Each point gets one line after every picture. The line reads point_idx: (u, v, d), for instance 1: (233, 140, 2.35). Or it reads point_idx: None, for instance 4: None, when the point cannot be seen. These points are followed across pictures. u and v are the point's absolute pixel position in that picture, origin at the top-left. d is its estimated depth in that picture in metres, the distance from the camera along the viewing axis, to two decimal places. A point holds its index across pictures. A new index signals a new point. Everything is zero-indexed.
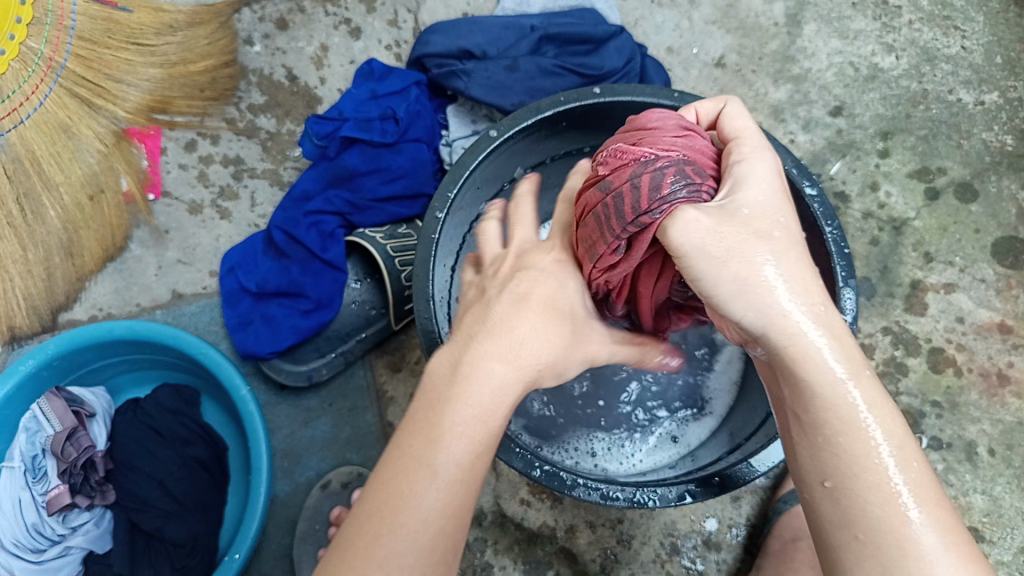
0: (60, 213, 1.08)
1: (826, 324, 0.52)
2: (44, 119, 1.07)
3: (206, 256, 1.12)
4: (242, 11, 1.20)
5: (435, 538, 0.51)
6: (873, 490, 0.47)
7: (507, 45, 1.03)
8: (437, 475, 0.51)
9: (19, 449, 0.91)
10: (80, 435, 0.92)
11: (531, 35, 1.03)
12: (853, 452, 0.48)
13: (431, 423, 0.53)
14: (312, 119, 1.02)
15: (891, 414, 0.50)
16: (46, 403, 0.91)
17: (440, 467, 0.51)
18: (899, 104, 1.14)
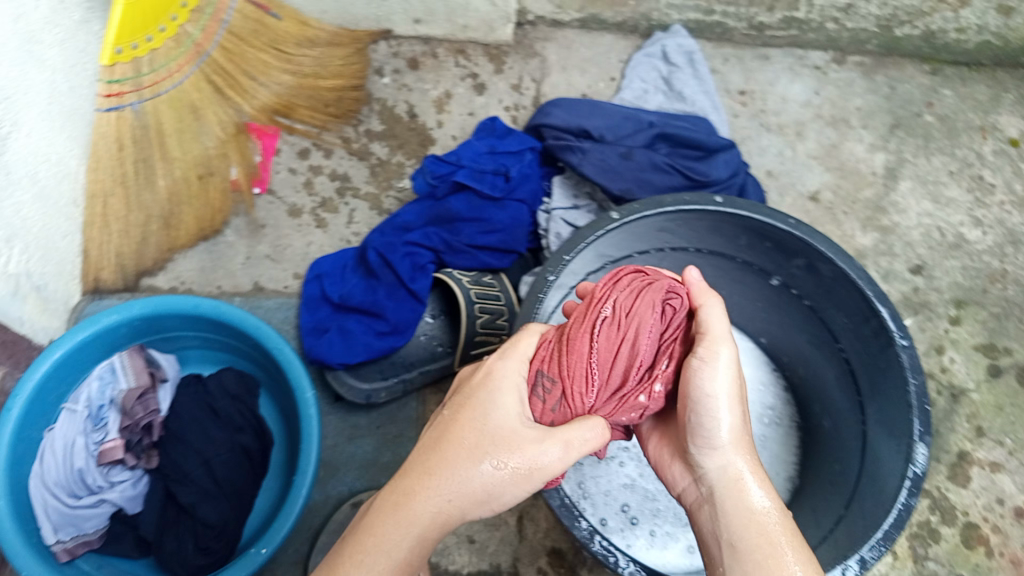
0: (168, 185, 1.13)
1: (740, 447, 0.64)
2: (177, 97, 1.12)
3: (294, 258, 1.15)
4: (380, 43, 1.28)
5: (366, 573, 0.58)
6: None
7: (625, 134, 1.08)
8: (397, 530, 0.59)
9: (89, 395, 0.96)
10: (147, 397, 0.97)
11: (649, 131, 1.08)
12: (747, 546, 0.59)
13: (409, 483, 0.61)
14: (430, 158, 1.07)
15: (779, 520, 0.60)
16: (126, 359, 0.98)
17: (407, 522, 0.59)
18: (977, 278, 1.18)
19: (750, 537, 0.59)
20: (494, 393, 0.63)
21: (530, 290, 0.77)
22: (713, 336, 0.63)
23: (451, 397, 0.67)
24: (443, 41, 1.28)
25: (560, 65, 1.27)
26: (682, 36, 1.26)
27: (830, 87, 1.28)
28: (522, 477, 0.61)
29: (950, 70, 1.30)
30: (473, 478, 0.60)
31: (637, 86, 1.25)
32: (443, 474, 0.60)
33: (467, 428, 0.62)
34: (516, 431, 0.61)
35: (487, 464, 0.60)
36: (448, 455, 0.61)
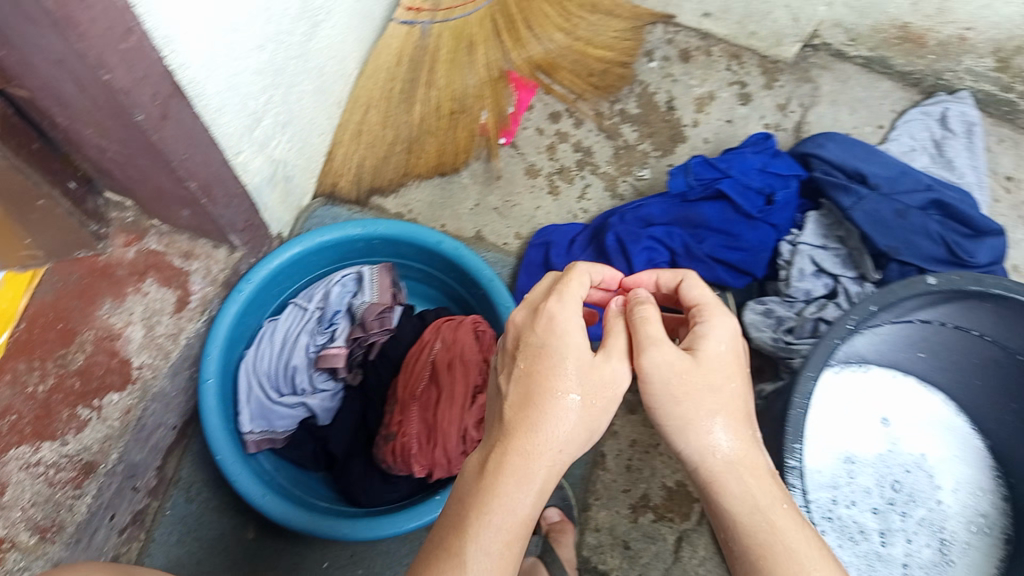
0: (422, 112, 1.11)
1: (732, 416, 0.56)
2: (461, 30, 1.13)
3: (520, 217, 1.12)
4: (657, 26, 1.24)
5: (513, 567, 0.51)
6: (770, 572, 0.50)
7: (901, 189, 1.04)
8: (511, 525, 0.52)
9: (325, 295, 0.94)
10: (386, 314, 0.92)
11: (926, 195, 1.03)
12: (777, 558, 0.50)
13: (496, 461, 0.54)
14: (698, 160, 1.05)
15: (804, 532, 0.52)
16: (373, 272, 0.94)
17: (507, 512, 0.52)
18: None
19: (761, 522, 0.52)
20: (565, 338, 0.57)
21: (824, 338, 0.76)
22: (659, 337, 0.57)
23: (513, 349, 0.59)
24: (720, 42, 1.23)
25: (830, 97, 1.22)
26: (966, 104, 1.19)
27: None
28: (583, 405, 0.55)
29: None
30: (551, 445, 0.54)
31: (907, 141, 1.19)
32: (524, 433, 0.54)
33: (545, 378, 0.56)
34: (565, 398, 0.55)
35: (573, 413, 0.55)
36: (563, 424, 0.55)
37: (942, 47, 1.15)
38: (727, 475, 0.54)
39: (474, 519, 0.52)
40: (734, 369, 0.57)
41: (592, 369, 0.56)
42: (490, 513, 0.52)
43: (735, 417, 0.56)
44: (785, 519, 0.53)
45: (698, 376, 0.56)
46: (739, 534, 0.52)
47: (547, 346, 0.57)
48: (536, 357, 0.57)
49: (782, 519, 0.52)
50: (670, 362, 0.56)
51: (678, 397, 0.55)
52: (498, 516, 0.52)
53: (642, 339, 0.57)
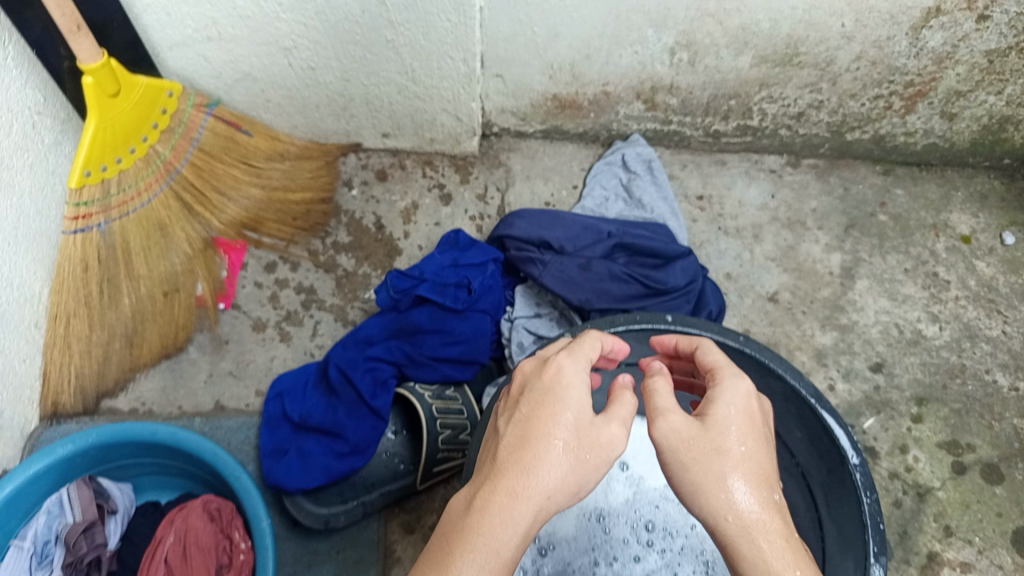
0: (133, 303, 1.15)
1: (694, 436, 0.58)
2: (147, 216, 1.15)
3: (257, 374, 1.15)
4: (349, 156, 1.32)
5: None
6: (743, 548, 0.53)
7: (584, 244, 1.11)
8: (496, 563, 0.53)
9: (34, 531, 0.93)
10: (94, 528, 0.95)
11: (608, 241, 1.11)
12: (767, 565, 0.52)
13: (484, 492, 0.57)
14: (394, 273, 1.08)
15: (783, 534, 0.54)
16: (72, 490, 0.96)
17: (498, 553, 0.54)
18: (937, 373, 1.19)
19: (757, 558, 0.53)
20: (568, 390, 0.62)
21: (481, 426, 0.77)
22: (664, 405, 0.60)
23: (518, 396, 0.64)
24: (410, 153, 1.32)
25: (523, 175, 1.32)
26: (640, 145, 1.32)
27: (785, 189, 1.33)
28: (573, 460, 0.58)
29: (900, 169, 1.35)
30: (534, 469, 0.57)
31: (599, 193, 1.29)
32: (519, 458, 0.58)
33: (542, 423, 0.60)
34: (559, 440, 0.59)
35: (556, 453, 0.58)
36: (513, 451, 0.59)
37: (596, 104, 1.27)
38: (718, 487, 0.56)
39: (458, 556, 0.53)
40: (754, 419, 0.60)
41: (575, 447, 0.59)
42: (482, 544, 0.54)
43: (751, 480, 0.56)
44: (774, 548, 0.53)
45: (723, 437, 0.58)
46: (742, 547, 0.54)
47: (558, 393, 0.62)
48: (529, 422, 0.60)
49: (770, 519, 0.55)
50: (682, 432, 0.58)
51: (680, 469, 0.57)
52: (491, 545, 0.54)
53: (551, 376, 0.63)
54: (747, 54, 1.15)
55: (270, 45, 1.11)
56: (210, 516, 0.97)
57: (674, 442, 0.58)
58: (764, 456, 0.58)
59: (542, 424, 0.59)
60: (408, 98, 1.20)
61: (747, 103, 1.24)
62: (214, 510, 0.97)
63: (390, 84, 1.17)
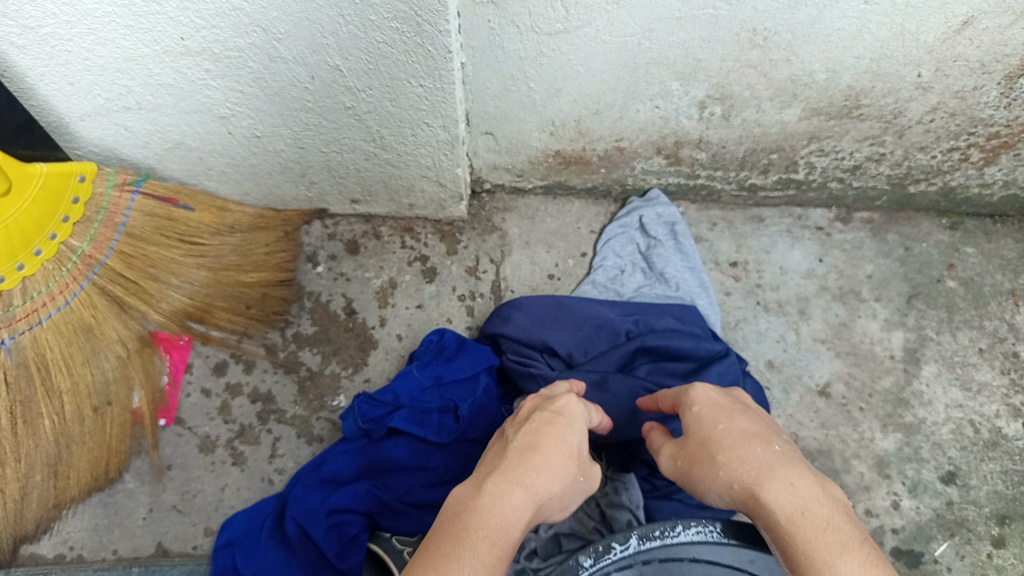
0: (54, 425, 0.96)
1: (705, 413, 0.68)
2: (65, 320, 0.96)
3: (205, 508, 0.96)
4: (314, 223, 1.12)
5: None
6: (788, 530, 0.54)
7: (597, 352, 0.93)
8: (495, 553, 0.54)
9: None
10: None
11: (627, 345, 0.92)
12: (803, 532, 0.53)
13: (493, 482, 0.59)
14: (361, 396, 0.90)
15: (805, 479, 0.57)
16: None
17: (500, 542, 0.55)
18: (1022, 484, 0.99)
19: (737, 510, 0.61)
20: (573, 418, 0.71)
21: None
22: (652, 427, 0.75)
23: (524, 417, 0.71)
24: (386, 218, 1.12)
25: (522, 241, 1.11)
26: (661, 203, 1.10)
27: (834, 251, 1.11)
28: (570, 462, 0.66)
29: (969, 222, 1.14)
30: (541, 460, 0.63)
31: (612, 261, 1.08)
32: (528, 458, 0.63)
33: (552, 437, 0.66)
34: (571, 439, 0.68)
35: (559, 453, 0.65)
36: (538, 466, 0.62)
37: (607, 160, 1.06)
38: (710, 440, 0.65)
39: (461, 541, 0.53)
40: (749, 429, 0.64)
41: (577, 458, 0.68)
42: (494, 514, 0.56)
43: (792, 480, 0.57)
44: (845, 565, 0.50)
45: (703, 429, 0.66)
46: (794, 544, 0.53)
47: (557, 416, 0.70)
48: (540, 432, 0.67)
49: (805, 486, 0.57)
50: (674, 460, 0.68)
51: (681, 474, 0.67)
52: (500, 512, 0.57)
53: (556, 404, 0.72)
54: (796, 106, 0.94)
55: (203, 113, 0.91)
56: None
57: (693, 448, 0.66)
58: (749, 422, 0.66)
59: (548, 433, 0.67)
60: (378, 165, 0.99)
61: (792, 156, 1.03)
62: None
63: (356, 150, 0.97)
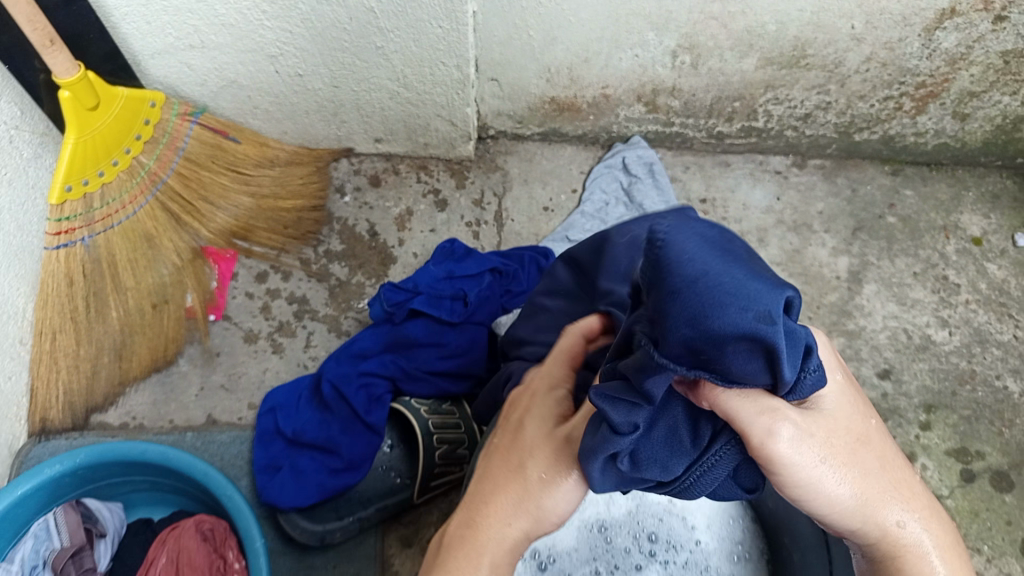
0: (122, 316, 1.13)
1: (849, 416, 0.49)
2: (132, 227, 1.14)
3: (249, 387, 1.14)
4: (341, 161, 1.30)
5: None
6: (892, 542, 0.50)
7: None
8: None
9: (21, 555, 0.89)
10: (81, 556, 0.90)
11: None
12: (902, 558, 0.50)
13: (463, 518, 0.59)
14: (387, 285, 1.07)
15: (923, 497, 0.52)
16: (60, 515, 0.91)
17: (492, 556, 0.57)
18: (947, 379, 1.17)
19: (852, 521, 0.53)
20: (527, 432, 0.60)
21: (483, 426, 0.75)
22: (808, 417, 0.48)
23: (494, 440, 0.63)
24: (404, 157, 1.29)
25: (521, 178, 1.29)
26: (641, 147, 1.29)
27: (791, 191, 1.29)
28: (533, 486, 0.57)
29: (908, 170, 1.32)
30: (478, 545, 0.57)
31: (598, 197, 1.26)
32: (469, 534, 0.57)
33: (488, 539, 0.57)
34: (530, 483, 0.58)
35: (514, 505, 0.58)
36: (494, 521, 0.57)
37: (595, 107, 1.24)
38: (863, 470, 0.48)
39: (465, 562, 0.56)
40: (887, 465, 0.50)
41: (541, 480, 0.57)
42: None
43: (907, 496, 0.50)
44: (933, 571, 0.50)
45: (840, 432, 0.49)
46: (895, 570, 0.50)
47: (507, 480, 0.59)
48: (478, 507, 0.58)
49: (906, 493, 0.50)
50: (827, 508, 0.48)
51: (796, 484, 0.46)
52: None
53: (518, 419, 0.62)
54: (752, 56, 1.12)
55: (255, 52, 1.09)
56: (198, 537, 0.92)
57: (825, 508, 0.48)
58: (876, 426, 0.51)
59: (490, 486, 0.59)
60: (400, 104, 1.17)
61: (752, 104, 1.21)
62: (206, 530, 0.93)
63: (382, 90, 1.15)
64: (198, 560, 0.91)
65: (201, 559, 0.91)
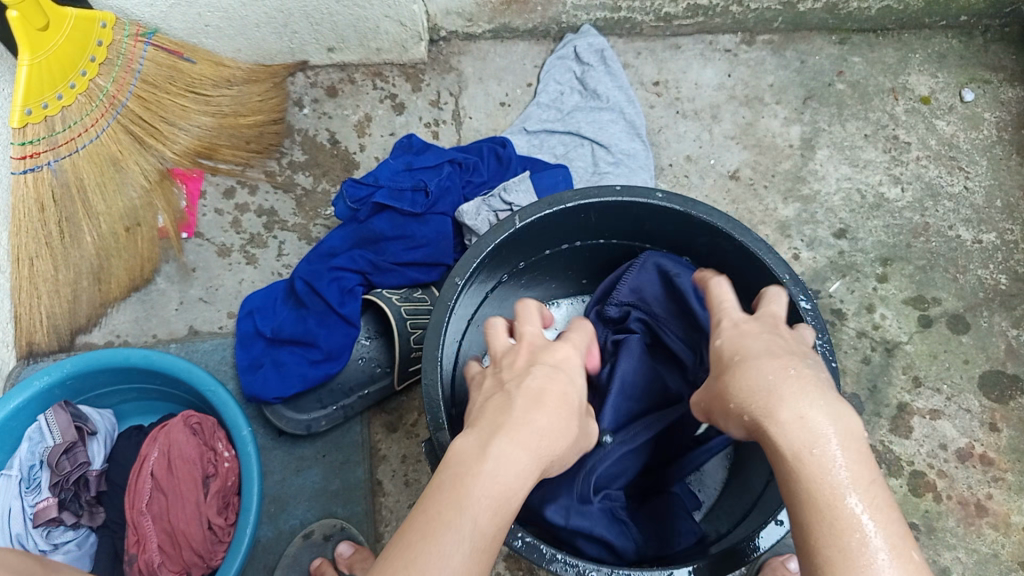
0: (96, 240, 1.16)
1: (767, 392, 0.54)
2: (97, 151, 1.16)
3: (227, 297, 1.17)
4: (297, 75, 1.31)
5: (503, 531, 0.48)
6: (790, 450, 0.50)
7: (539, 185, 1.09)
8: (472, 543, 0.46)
9: (19, 458, 0.93)
10: (75, 453, 0.94)
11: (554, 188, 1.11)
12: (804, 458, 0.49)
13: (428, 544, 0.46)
14: (349, 182, 1.10)
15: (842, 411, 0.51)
16: (51, 416, 0.94)
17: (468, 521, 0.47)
18: (901, 234, 1.20)
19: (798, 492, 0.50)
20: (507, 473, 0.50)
21: (447, 277, 0.78)
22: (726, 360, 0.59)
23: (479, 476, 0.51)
24: (358, 66, 1.31)
25: (475, 77, 1.31)
26: (591, 35, 1.30)
27: (740, 68, 1.31)
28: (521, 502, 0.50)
29: (856, 38, 1.33)
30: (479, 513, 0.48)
31: (554, 87, 1.28)
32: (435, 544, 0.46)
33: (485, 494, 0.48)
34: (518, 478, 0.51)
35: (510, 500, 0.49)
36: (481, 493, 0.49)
37: None
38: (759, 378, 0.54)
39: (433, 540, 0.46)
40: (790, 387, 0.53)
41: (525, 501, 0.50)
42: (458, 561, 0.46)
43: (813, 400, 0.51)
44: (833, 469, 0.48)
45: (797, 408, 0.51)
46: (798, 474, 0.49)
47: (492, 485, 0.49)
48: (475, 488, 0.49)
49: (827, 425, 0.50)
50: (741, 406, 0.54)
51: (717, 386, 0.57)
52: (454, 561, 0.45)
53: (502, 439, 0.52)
54: None
55: None
56: (188, 431, 0.97)
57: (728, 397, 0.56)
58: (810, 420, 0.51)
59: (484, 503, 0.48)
60: (346, 7, 1.17)
61: None
62: (194, 425, 0.98)
63: None
64: (189, 452, 0.95)
65: (191, 450, 0.95)
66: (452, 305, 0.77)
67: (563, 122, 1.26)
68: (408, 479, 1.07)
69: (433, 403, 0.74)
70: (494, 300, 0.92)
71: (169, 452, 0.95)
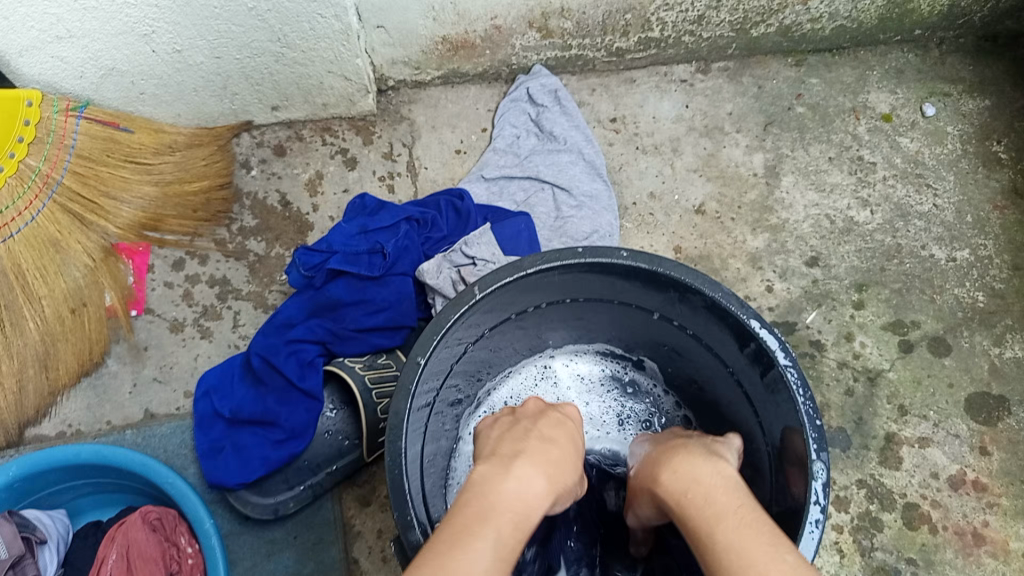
0: (40, 325, 1.10)
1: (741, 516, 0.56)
2: (34, 233, 1.11)
3: (183, 376, 1.12)
4: (243, 136, 1.27)
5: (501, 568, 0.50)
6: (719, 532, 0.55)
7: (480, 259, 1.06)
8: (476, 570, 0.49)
9: None
10: (24, 565, 0.86)
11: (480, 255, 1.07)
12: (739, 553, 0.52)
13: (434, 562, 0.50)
14: (301, 250, 1.05)
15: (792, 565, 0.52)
16: None
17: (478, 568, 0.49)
18: (874, 258, 1.18)
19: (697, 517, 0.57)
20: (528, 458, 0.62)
21: (408, 356, 0.73)
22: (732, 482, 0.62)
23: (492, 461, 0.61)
24: (307, 122, 1.27)
25: (428, 126, 1.27)
26: (543, 75, 1.27)
27: (698, 98, 1.29)
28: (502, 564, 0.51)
29: (812, 58, 1.31)
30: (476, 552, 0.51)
31: (509, 131, 1.25)
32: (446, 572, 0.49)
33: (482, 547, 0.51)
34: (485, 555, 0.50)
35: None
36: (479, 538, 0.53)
37: (489, 40, 1.22)
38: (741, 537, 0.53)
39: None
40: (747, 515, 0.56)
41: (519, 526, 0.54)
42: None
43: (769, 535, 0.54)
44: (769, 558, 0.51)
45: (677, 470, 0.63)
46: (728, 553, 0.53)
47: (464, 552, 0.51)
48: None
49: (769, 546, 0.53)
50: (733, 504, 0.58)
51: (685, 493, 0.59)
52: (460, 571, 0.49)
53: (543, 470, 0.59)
54: None
55: (126, 33, 1.02)
56: (143, 530, 0.90)
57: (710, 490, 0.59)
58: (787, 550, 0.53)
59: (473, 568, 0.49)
60: (287, 65, 1.13)
61: (644, 14, 1.19)
62: (154, 521, 0.91)
63: (266, 53, 1.10)
64: (148, 551, 0.89)
65: (150, 548, 0.89)
66: (414, 388, 0.72)
67: (521, 166, 1.23)
68: (385, 555, 1.01)
69: (401, 499, 0.68)
70: (466, 362, 0.86)
71: (128, 554, 0.89)
